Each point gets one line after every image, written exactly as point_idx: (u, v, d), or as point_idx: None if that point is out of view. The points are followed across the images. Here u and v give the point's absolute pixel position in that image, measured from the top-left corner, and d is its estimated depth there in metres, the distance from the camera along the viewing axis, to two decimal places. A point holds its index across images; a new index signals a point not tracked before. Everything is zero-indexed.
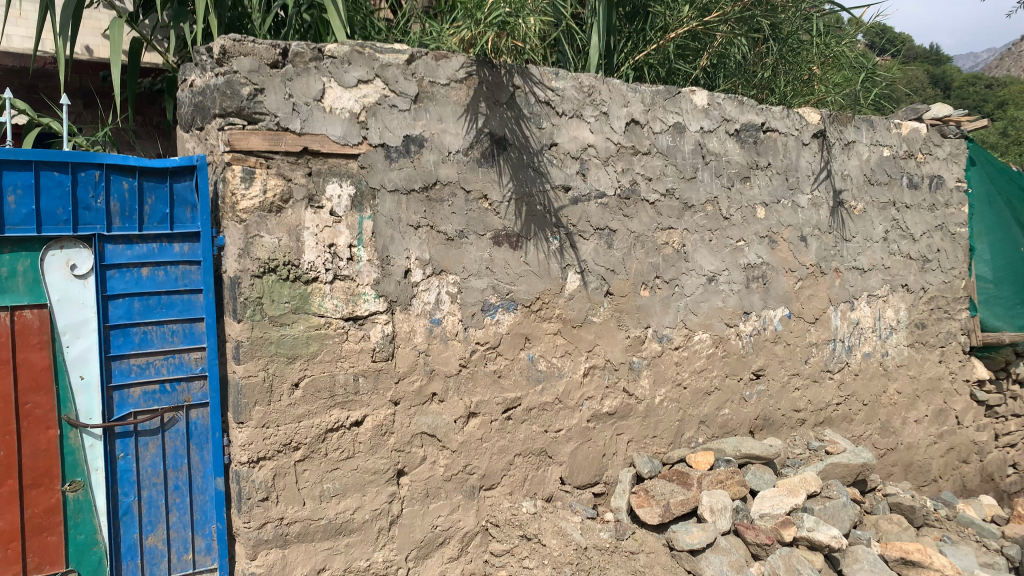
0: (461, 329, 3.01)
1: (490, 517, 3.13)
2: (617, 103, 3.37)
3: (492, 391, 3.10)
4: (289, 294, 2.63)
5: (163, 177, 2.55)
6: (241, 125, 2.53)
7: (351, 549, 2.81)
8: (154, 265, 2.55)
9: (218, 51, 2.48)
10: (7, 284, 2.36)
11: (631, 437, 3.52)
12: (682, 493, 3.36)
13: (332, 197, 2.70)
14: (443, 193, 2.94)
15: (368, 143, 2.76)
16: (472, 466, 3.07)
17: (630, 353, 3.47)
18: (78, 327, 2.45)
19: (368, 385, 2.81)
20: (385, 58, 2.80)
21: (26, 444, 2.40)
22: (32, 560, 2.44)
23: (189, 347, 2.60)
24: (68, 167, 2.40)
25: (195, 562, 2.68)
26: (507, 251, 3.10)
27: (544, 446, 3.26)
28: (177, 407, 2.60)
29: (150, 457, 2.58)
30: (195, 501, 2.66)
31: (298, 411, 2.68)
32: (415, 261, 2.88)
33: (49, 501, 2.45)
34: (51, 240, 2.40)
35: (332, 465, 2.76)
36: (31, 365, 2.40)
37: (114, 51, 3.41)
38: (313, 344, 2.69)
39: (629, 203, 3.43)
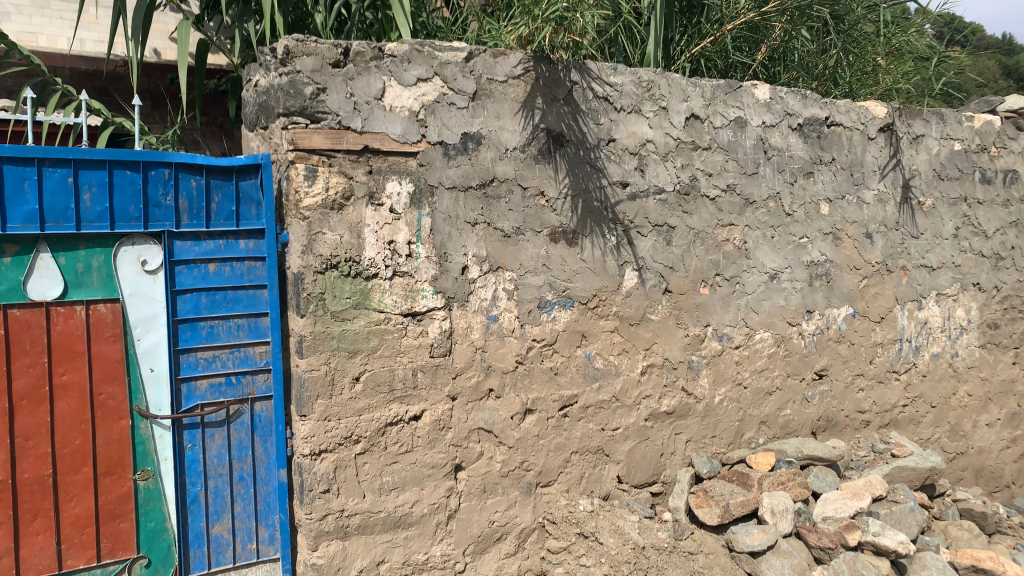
0: (518, 325, 3.01)
1: (546, 514, 3.13)
2: (677, 98, 3.32)
3: (549, 388, 3.09)
4: (350, 290, 2.67)
5: (229, 175, 2.61)
6: (304, 124, 2.58)
7: (410, 543, 2.84)
8: (221, 261, 2.61)
9: (282, 51, 2.53)
10: (84, 279, 2.45)
11: (689, 437, 3.48)
12: (741, 494, 3.31)
13: (391, 194, 2.73)
14: (500, 189, 2.95)
15: (426, 141, 2.78)
16: (528, 462, 3.07)
17: (689, 351, 3.42)
18: (149, 321, 2.53)
19: (426, 379, 2.84)
20: (444, 56, 2.81)
21: (100, 433, 2.48)
22: (106, 545, 2.52)
23: (254, 340, 2.67)
24: (139, 166, 2.47)
25: (259, 551, 2.75)
26: (563, 247, 3.09)
27: (601, 444, 3.24)
28: (242, 400, 2.67)
29: (216, 448, 2.65)
30: (260, 492, 2.73)
31: (358, 404, 2.72)
32: (472, 257, 2.90)
33: (121, 489, 2.53)
34: (123, 236, 2.48)
35: (391, 459, 2.80)
36: (104, 357, 2.48)
37: (181, 52, 3.51)
38: (374, 338, 2.73)
39: (689, 199, 3.39)
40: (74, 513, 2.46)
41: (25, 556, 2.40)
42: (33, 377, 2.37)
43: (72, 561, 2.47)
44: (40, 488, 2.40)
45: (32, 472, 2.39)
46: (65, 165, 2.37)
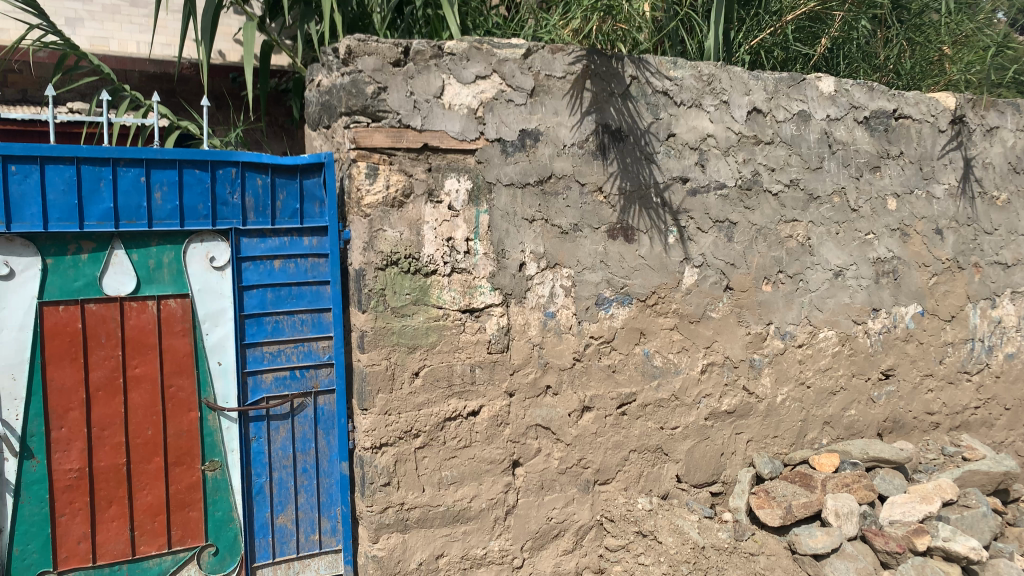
0: (576, 322, 3.00)
1: (605, 512, 3.11)
2: (738, 91, 3.27)
3: (607, 385, 3.08)
4: (409, 286, 2.70)
5: (293, 174, 2.67)
6: (365, 123, 2.61)
7: (468, 537, 2.87)
8: (286, 258, 2.67)
9: (344, 51, 2.58)
10: (155, 275, 2.53)
11: (751, 436, 3.42)
12: (805, 495, 3.24)
13: (450, 191, 2.76)
14: (558, 186, 2.94)
15: (484, 138, 2.80)
16: (586, 459, 3.06)
17: (751, 350, 3.37)
18: (217, 315, 2.60)
19: (484, 375, 2.85)
20: (502, 53, 2.82)
21: (171, 424, 2.57)
22: (176, 533, 2.61)
23: (317, 335, 2.72)
24: (207, 165, 2.54)
25: (321, 542, 2.80)
26: (622, 244, 3.07)
27: (660, 443, 3.21)
28: (305, 393, 2.72)
29: (281, 440, 2.71)
30: (322, 484, 2.78)
31: (418, 399, 2.75)
32: (530, 254, 2.90)
33: (190, 479, 2.61)
34: (193, 233, 2.56)
35: (450, 453, 2.83)
36: (175, 351, 2.56)
37: (246, 53, 3.60)
38: (433, 334, 2.75)
39: (751, 194, 3.33)
40: (146, 501, 2.55)
41: (100, 541, 2.50)
42: (109, 369, 2.46)
43: (144, 548, 2.56)
44: (114, 476, 2.49)
45: (108, 461, 2.48)
46: (137, 164, 2.45)
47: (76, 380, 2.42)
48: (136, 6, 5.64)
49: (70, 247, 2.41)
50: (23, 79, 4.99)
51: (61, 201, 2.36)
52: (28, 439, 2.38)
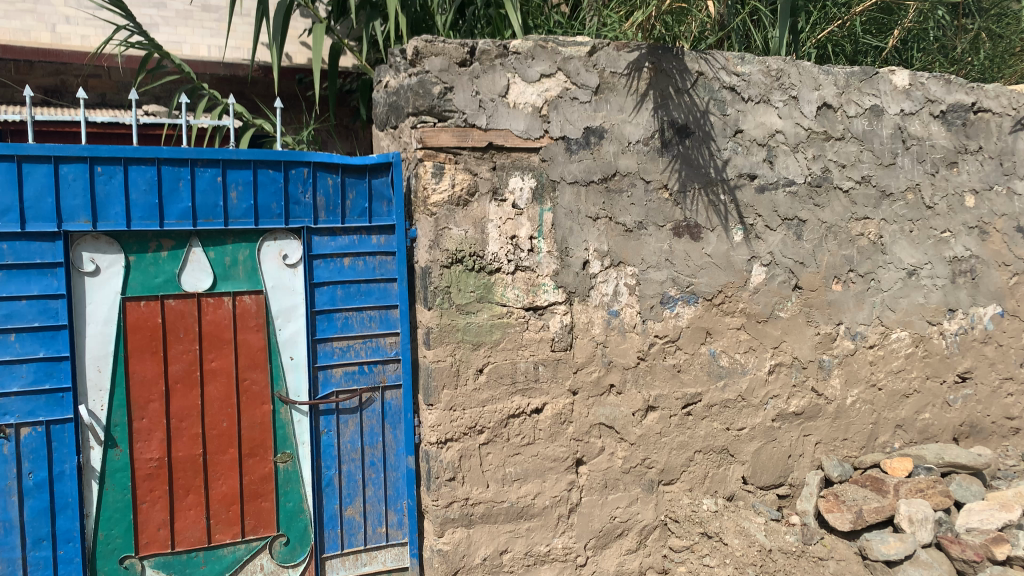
0: (640, 321, 2.99)
1: (669, 512, 3.09)
2: (808, 86, 3.20)
3: (672, 385, 3.05)
4: (474, 284, 2.74)
5: (363, 173, 2.73)
6: (432, 123, 2.66)
7: (532, 534, 2.89)
8: (355, 255, 2.73)
9: (411, 52, 2.62)
10: (231, 272, 2.61)
11: (819, 439, 3.34)
12: (876, 500, 3.15)
13: (514, 190, 2.78)
14: (623, 183, 2.93)
15: (549, 136, 2.81)
16: (651, 459, 3.04)
17: (820, 351, 3.29)
18: (289, 311, 2.68)
19: (548, 373, 2.86)
20: (568, 50, 2.82)
21: (244, 417, 2.65)
22: (249, 522, 2.69)
23: (385, 331, 2.78)
24: (281, 165, 2.61)
25: (388, 535, 2.85)
26: (687, 242, 3.04)
27: (725, 444, 3.17)
28: (374, 387, 2.78)
29: (350, 433, 2.77)
30: (389, 477, 2.84)
31: (482, 396, 2.78)
32: (594, 252, 2.90)
33: (263, 470, 2.68)
34: (267, 232, 2.63)
35: (514, 450, 2.85)
36: (249, 345, 2.64)
37: (315, 55, 3.67)
38: (497, 331, 2.78)
39: (820, 191, 3.26)
40: (222, 491, 2.63)
41: (178, 528, 2.59)
42: (187, 362, 2.55)
43: (220, 536, 2.64)
44: (192, 466, 2.58)
45: (186, 451, 2.57)
46: (214, 165, 2.54)
47: (156, 373, 2.52)
48: (207, 11, 5.75)
49: (151, 245, 2.50)
50: (102, 83, 5.19)
51: (142, 200, 2.46)
52: (112, 429, 2.48)
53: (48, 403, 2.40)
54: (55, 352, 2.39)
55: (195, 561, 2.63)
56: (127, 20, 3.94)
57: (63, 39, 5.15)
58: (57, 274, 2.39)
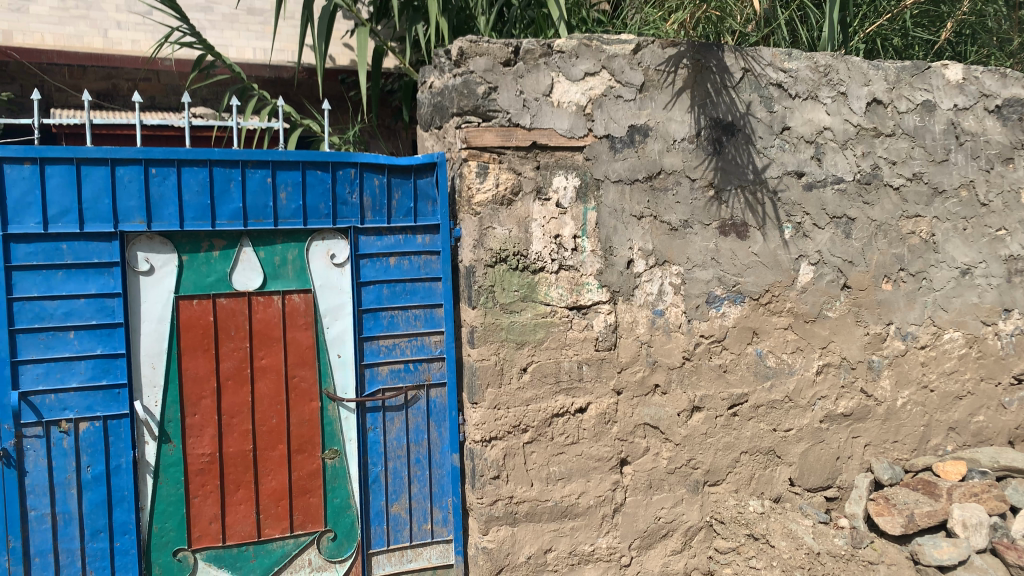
0: (685, 321, 2.96)
1: (714, 513, 3.06)
2: (857, 82, 3.14)
3: (717, 385, 3.02)
4: (518, 283, 2.75)
5: (408, 174, 2.76)
6: (476, 123, 2.68)
7: (576, 533, 2.88)
8: (400, 255, 2.77)
9: (456, 52, 2.65)
10: (280, 271, 2.65)
11: (869, 441, 3.28)
12: (928, 504, 3.09)
13: (558, 189, 2.78)
14: (668, 182, 2.91)
15: (593, 135, 2.80)
16: (696, 460, 3.02)
17: (870, 351, 3.23)
18: (336, 310, 2.72)
19: (592, 372, 2.86)
20: (612, 49, 2.81)
21: (293, 413, 2.69)
22: (298, 518, 2.73)
23: (429, 330, 2.81)
24: (328, 166, 2.66)
25: (433, 532, 2.87)
26: (734, 241, 3.01)
27: (772, 445, 3.12)
28: (419, 385, 2.81)
29: (396, 431, 2.80)
30: (434, 475, 2.86)
31: (526, 395, 2.79)
32: (638, 251, 2.88)
33: (311, 466, 2.73)
34: (315, 232, 2.67)
35: (558, 449, 2.85)
36: (297, 343, 2.68)
37: (360, 59, 3.71)
38: (540, 330, 2.79)
39: (870, 188, 3.19)
40: (271, 486, 2.68)
41: (229, 522, 2.64)
42: (237, 360, 2.61)
43: (269, 530, 2.69)
44: (242, 461, 2.63)
45: (237, 447, 2.63)
46: (264, 166, 2.58)
47: (208, 370, 2.58)
48: (253, 14, 5.85)
49: (203, 244, 2.56)
50: (152, 86, 5.32)
51: (195, 201, 2.52)
52: (166, 424, 2.55)
53: (105, 398, 2.47)
54: (111, 349, 2.46)
55: (246, 555, 2.67)
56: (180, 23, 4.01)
57: (115, 45, 5.28)
58: (113, 273, 2.45)
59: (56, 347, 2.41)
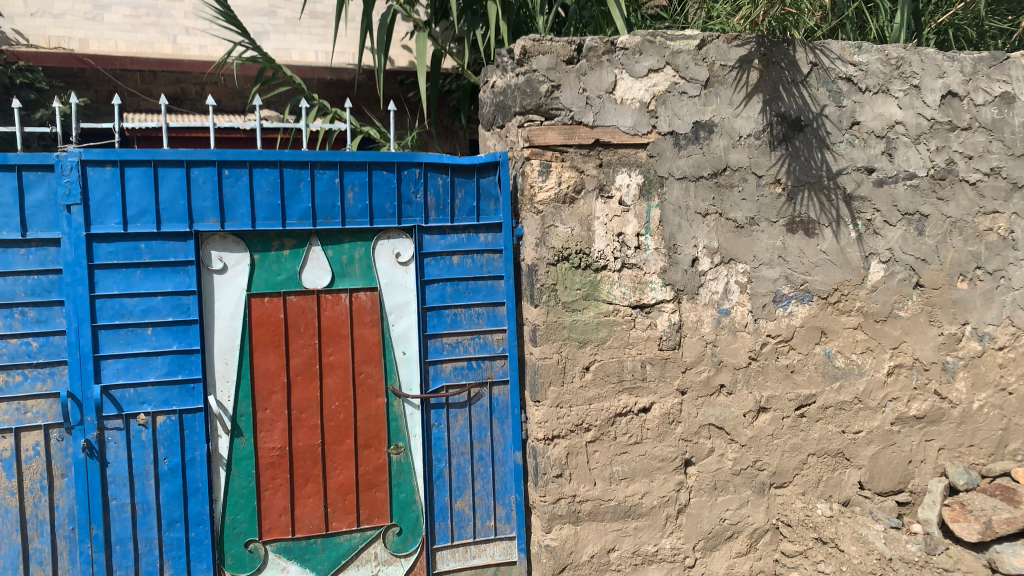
0: (752, 320, 2.92)
1: (781, 516, 3.01)
2: (931, 75, 3.03)
3: (785, 386, 2.97)
4: (580, 282, 2.75)
5: (471, 173, 2.78)
6: (539, 121, 2.69)
7: (640, 533, 2.87)
8: (464, 253, 2.79)
9: (519, 51, 2.67)
10: (348, 269, 2.71)
11: (943, 444, 3.17)
12: (1008, 510, 2.90)
13: (621, 186, 2.77)
14: (734, 178, 2.87)
15: (657, 132, 2.79)
16: (762, 462, 2.97)
17: (943, 351, 3.13)
18: (401, 308, 2.76)
19: (655, 372, 2.84)
20: (676, 45, 2.79)
21: (360, 408, 2.74)
22: (364, 512, 2.77)
23: (492, 328, 2.83)
24: (394, 166, 2.70)
25: (496, 529, 2.89)
26: (802, 238, 2.95)
27: (841, 447, 3.04)
28: (481, 383, 2.83)
29: (459, 428, 2.83)
30: (497, 472, 2.88)
31: (589, 393, 2.79)
32: (703, 249, 2.85)
33: (378, 461, 2.77)
34: (381, 231, 2.72)
35: (621, 449, 2.83)
36: (364, 340, 2.73)
37: (419, 61, 3.71)
38: (603, 329, 2.78)
39: (944, 184, 3.08)
40: (339, 480, 2.73)
41: (298, 515, 2.70)
42: (307, 356, 2.67)
43: (336, 524, 2.74)
44: (311, 455, 2.69)
45: (305, 441, 2.68)
46: (332, 167, 2.64)
47: (278, 366, 2.64)
48: (315, 18, 5.95)
49: (274, 244, 2.63)
50: (219, 90, 5.46)
51: (266, 201, 2.58)
52: (238, 418, 2.62)
53: (181, 393, 2.55)
54: (187, 345, 2.54)
55: (314, 547, 2.72)
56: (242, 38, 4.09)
57: (183, 50, 5.45)
58: (189, 272, 2.53)
59: (134, 343, 2.50)
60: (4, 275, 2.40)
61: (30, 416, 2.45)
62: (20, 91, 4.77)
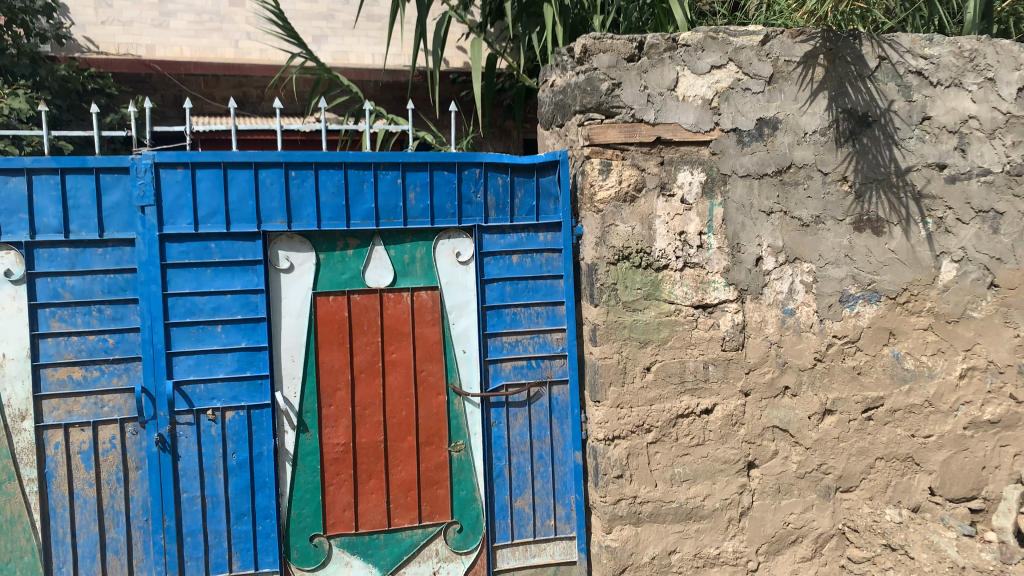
0: (818, 320, 2.84)
1: (848, 521, 2.91)
2: (1007, 67, 2.86)
3: (851, 388, 2.87)
4: (640, 281, 2.73)
5: (531, 173, 2.79)
6: (599, 120, 2.68)
7: (701, 535, 2.83)
8: (523, 253, 2.80)
9: (579, 50, 2.66)
10: (409, 269, 2.74)
11: (1020, 450, 2.95)
12: None
13: (683, 184, 2.75)
14: (798, 176, 2.81)
15: (719, 129, 2.75)
16: (827, 465, 2.89)
17: (1021, 354, 2.92)
18: (462, 306, 2.78)
19: (718, 373, 2.80)
20: (739, 41, 2.75)
21: (422, 406, 2.77)
22: (426, 508, 2.80)
23: (551, 327, 2.84)
24: (455, 167, 2.72)
25: (556, 528, 2.89)
26: (869, 237, 2.85)
27: (910, 451, 2.91)
28: (541, 382, 2.84)
29: (519, 426, 2.84)
30: (557, 472, 2.88)
31: (650, 394, 2.77)
32: (767, 248, 2.80)
33: (438, 458, 2.79)
34: (442, 231, 2.75)
35: (683, 450, 2.81)
36: (425, 338, 2.76)
37: (474, 64, 3.69)
38: (664, 329, 2.76)
39: (1021, 180, 2.89)
40: (401, 476, 2.76)
41: (362, 511, 2.74)
42: (370, 353, 2.71)
43: (399, 520, 2.77)
44: (374, 451, 2.73)
45: (369, 437, 2.72)
46: (395, 168, 2.67)
47: (343, 363, 2.68)
48: (371, 21, 6.03)
49: (338, 244, 2.67)
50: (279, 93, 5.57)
51: (331, 202, 2.63)
52: (304, 414, 2.67)
53: (249, 389, 2.61)
54: (255, 342, 2.60)
55: (377, 542, 2.76)
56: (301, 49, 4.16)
57: (245, 54, 5.59)
58: (257, 271, 2.59)
59: (205, 340, 2.57)
60: (83, 274, 2.49)
61: (107, 410, 2.54)
62: (91, 97, 4.95)
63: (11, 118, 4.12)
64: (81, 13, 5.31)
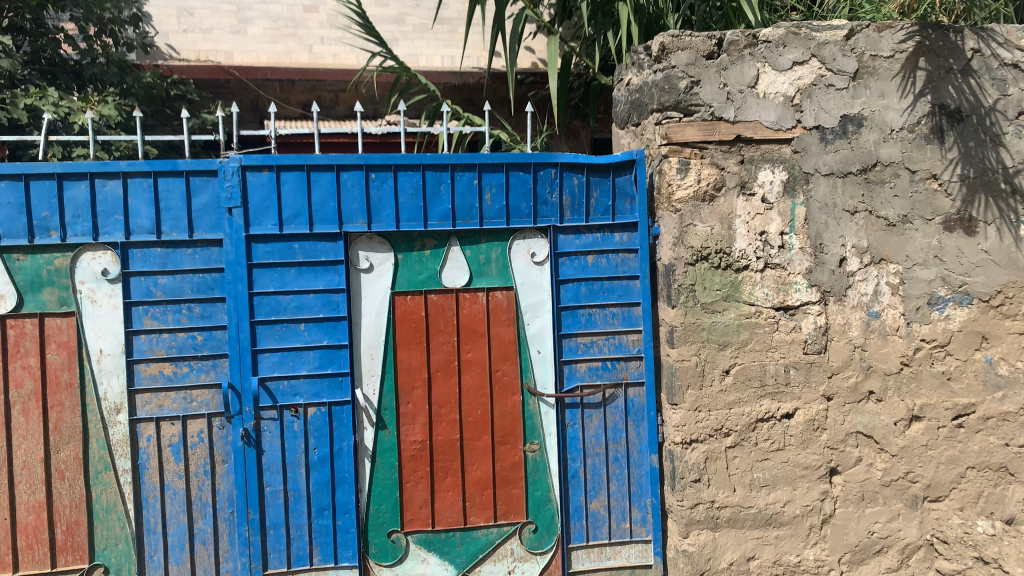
0: (904, 323, 2.72)
1: (936, 532, 2.77)
2: None
3: (940, 394, 2.73)
4: (720, 282, 2.70)
5: (607, 173, 2.78)
6: (677, 118, 2.65)
7: (781, 542, 2.77)
8: (599, 253, 2.79)
9: (657, 47, 2.64)
10: (485, 269, 2.76)
11: None
12: None
13: (764, 183, 2.70)
14: (884, 174, 2.69)
15: (802, 126, 2.69)
16: (915, 474, 2.75)
17: None
18: (537, 307, 2.79)
19: (799, 377, 2.74)
20: (823, 36, 2.67)
21: (497, 406, 2.78)
22: (501, 508, 2.81)
23: (627, 329, 2.82)
24: (530, 167, 2.73)
25: (632, 531, 2.87)
26: (960, 237, 2.69)
27: (1004, 461, 2.72)
28: (617, 384, 2.82)
29: (594, 428, 2.83)
30: (633, 474, 2.86)
31: (728, 398, 2.73)
32: (852, 249, 2.71)
33: (513, 458, 2.80)
34: (517, 232, 2.76)
35: (762, 455, 2.75)
36: (501, 338, 2.77)
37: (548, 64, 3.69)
38: (744, 331, 2.72)
39: None
40: (477, 475, 2.78)
41: (439, 508, 2.77)
42: (446, 353, 2.74)
43: (474, 518, 2.79)
44: (450, 449, 2.76)
45: (445, 435, 2.75)
46: (471, 169, 2.69)
47: (420, 362, 2.72)
48: (441, 24, 6.07)
49: (416, 244, 2.71)
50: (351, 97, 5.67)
51: (410, 203, 2.67)
52: (382, 412, 2.71)
53: (330, 386, 2.67)
54: (336, 340, 2.66)
55: (453, 540, 2.78)
56: (381, 48, 4.18)
57: (319, 59, 5.70)
58: (338, 271, 2.65)
59: (288, 338, 2.63)
60: (173, 274, 2.59)
61: (195, 404, 2.63)
62: (175, 103, 5.12)
63: (100, 124, 4.28)
64: (165, 22, 5.50)
